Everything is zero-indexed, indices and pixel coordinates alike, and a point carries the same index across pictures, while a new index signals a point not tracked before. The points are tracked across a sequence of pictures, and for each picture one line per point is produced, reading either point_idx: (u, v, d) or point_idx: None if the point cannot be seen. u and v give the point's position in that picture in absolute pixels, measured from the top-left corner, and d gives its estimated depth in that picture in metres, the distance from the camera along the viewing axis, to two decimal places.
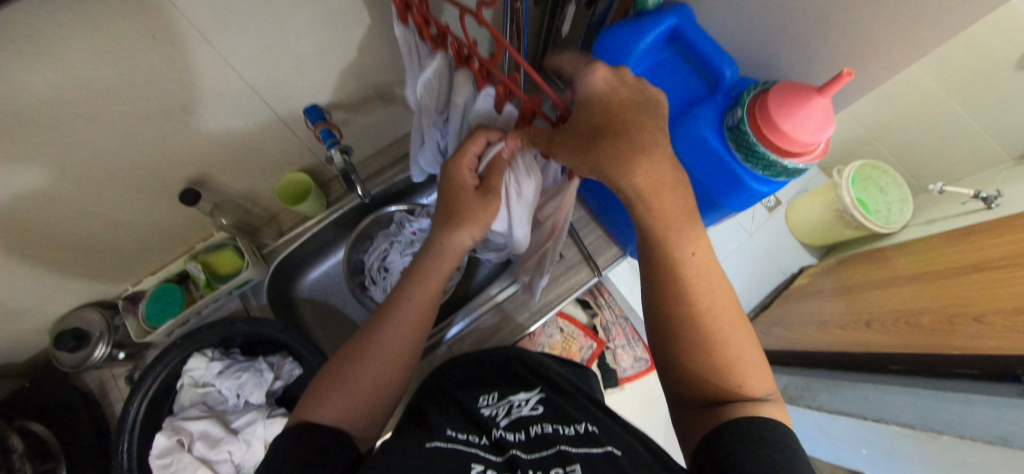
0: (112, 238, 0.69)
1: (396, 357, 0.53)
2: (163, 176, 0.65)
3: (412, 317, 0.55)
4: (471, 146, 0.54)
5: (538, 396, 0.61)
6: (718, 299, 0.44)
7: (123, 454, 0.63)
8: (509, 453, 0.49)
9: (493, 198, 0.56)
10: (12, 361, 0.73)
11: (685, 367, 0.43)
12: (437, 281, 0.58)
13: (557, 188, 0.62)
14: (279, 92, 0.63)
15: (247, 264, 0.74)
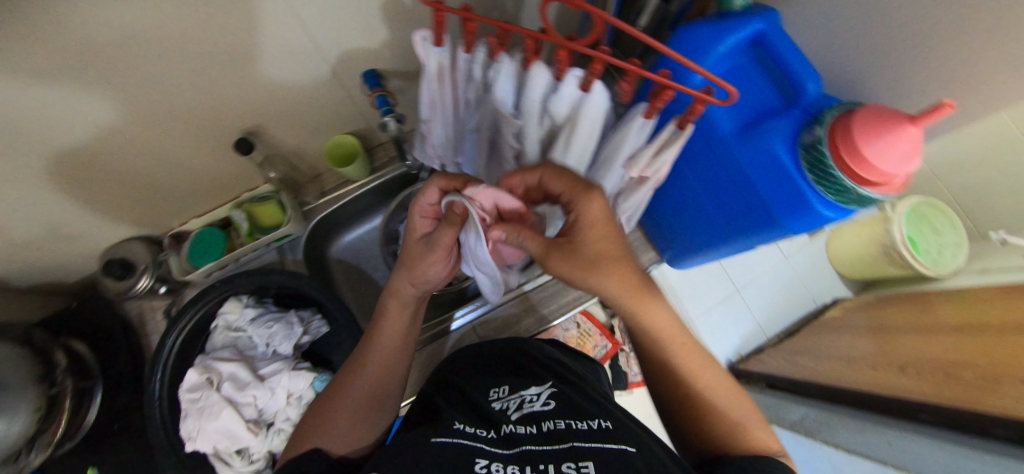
0: (166, 178, 0.71)
1: (366, 394, 0.59)
2: (222, 123, 0.66)
3: (380, 355, 0.61)
4: (424, 196, 0.57)
5: (549, 390, 0.60)
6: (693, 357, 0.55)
7: (155, 384, 0.66)
8: (519, 448, 0.50)
9: (439, 247, 0.59)
10: (61, 280, 0.76)
11: (688, 412, 0.55)
12: (399, 319, 0.63)
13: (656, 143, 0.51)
14: (341, 53, 0.63)
15: (289, 219, 0.75)
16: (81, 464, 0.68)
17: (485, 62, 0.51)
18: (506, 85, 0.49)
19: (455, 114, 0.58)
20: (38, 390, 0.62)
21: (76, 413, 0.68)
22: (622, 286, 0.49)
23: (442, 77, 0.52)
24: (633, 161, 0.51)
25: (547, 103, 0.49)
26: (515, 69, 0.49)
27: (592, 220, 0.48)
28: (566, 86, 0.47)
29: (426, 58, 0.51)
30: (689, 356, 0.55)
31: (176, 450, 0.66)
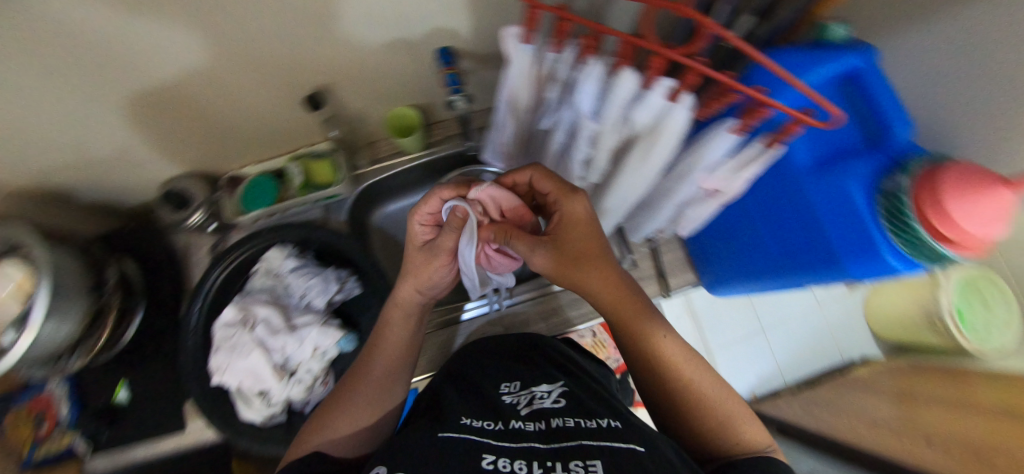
0: (234, 121, 0.73)
1: (372, 400, 0.58)
2: (296, 77, 0.67)
3: (382, 364, 0.61)
4: (424, 206, 0.61)
5: (560, 389, 0.59)
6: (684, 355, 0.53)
7: (194, 314, 0.70)
8: (526, 443, 0.48)
9: (439, 255, 0.62)
10: (122, 200, 0.80)
11: (686, 415, 0.51)
12: (404, 327, 0.64)
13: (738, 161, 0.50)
14: (423, 25, 0.63)
15: (340, 181, 0.78)
16: (113, 377, 0.71)
17: (570, 62, 0.50)
18: (591, 87, 0.49)
19: (533, 109, 0.58)
20: (88, 302, 0.65)
21: (117, 330, 0.70)
22: (607, 288, 0.52)
23: (526, 74, 0.52)
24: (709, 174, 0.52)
25: (628, 110, 0.48)
26: (601, 73, 0.48)
27: (577, 221, 0.53)
28: (651, 97, 0.46)
29: (511, 52, 0.51)
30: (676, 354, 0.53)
31: (204, 379, 0.68)
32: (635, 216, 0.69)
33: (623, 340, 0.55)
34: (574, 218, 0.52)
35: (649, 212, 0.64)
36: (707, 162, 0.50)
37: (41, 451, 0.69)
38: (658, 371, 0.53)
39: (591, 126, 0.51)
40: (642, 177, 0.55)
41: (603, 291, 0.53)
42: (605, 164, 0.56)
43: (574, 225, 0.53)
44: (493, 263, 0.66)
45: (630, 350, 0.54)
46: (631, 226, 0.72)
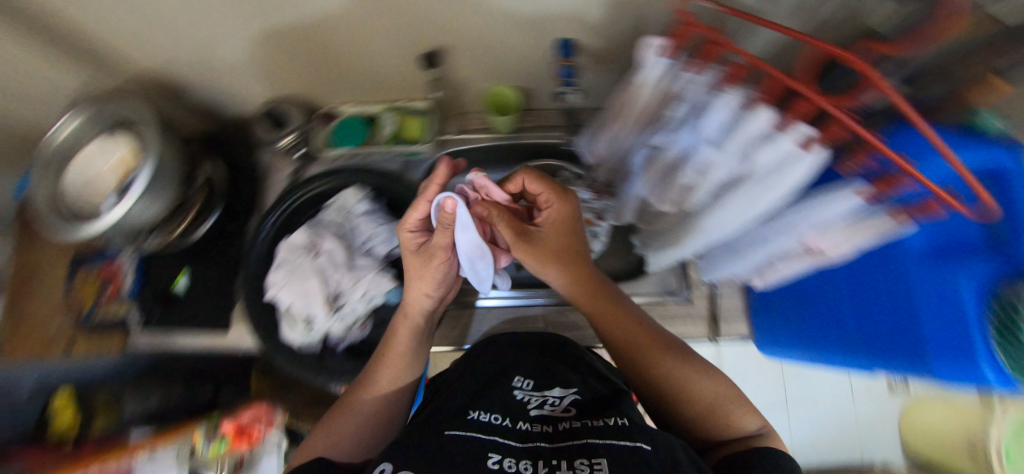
0: (344, 64, 0.72)
1: (378, 410, 0.62)
2: (416, 36, 0.66)
3: (387, 372, 0.63)
4: (414, 213, 0.59)
5: (572, 396, 0.60)
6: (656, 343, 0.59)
7: (264, 227, 0.73)
8: (531, 443, 0.50)
9: (435, 254, 0.60)
10: (219, 109, 0.82)
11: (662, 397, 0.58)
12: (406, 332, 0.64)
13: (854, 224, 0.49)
14: (560, 13, 0.61)
15: (425, 141, 0.79)
16: (177, 266, 0.75)
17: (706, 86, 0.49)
18: (719, 115, 0.48)
19: (648, 122, 0.58)
20: (177, 190, 0.69)
21: (193, 225, 0.73)
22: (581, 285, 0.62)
23: (657, 87, 0.54)
24: (816, 232, 0.51)
25: (752, 148, 0.47)
26: (734, 104, 0.47)
27: (554, 225, 0.61)
28: (782, 141, 0.45)
29: (646, 65, 0.52)
30: (644, 342, 0.60)
31: (258, 292, 0.72)
32: (717, 252, 0.69)
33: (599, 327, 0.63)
34: (557, 219, 0.60)
35: (735, 252, 0.64)
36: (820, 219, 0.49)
37: (99, 313, 0.74)
38: (628, 352, 0.60)
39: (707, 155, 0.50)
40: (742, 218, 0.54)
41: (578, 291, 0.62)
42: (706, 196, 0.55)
43: (553, 228, 0.60)
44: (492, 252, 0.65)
45: (607, 335, 0.62)
46: (706, 265, 0.74)
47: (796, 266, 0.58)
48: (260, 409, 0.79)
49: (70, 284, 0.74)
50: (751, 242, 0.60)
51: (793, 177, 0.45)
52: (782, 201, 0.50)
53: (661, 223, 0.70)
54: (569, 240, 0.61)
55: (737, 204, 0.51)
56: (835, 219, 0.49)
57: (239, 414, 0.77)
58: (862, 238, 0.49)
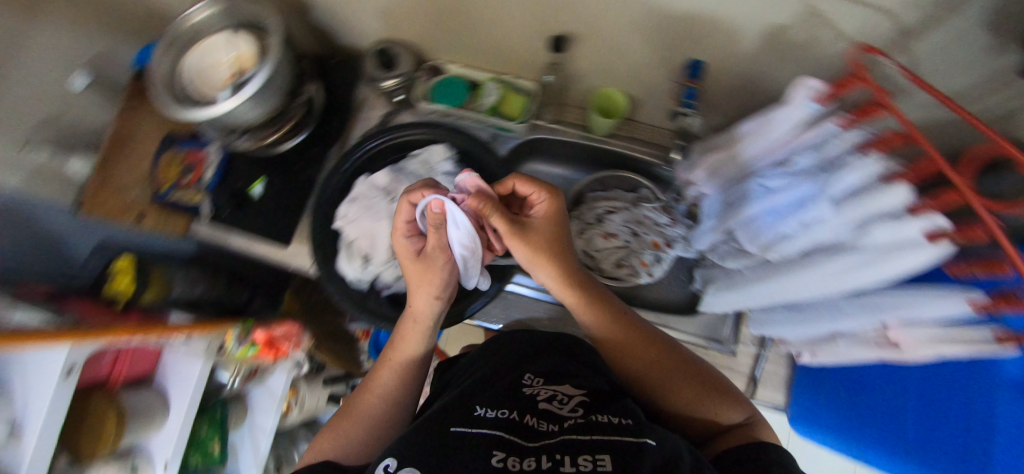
0: (469, 25, 0.72)
1: (383, 414, 0.62)
2: (553, 17, 0.64)
3: (392, 376, 0.64)
4: (401, 214, 0.61)
5: (581, 397, 0.57)
6: (645, 347, 0.64)
7: (349, 160, 0.75)
8: (532, 439, 0.48)
9: (435, 258, 0.62)
10: (334, 35, 0.82)
11: (662, 400, 0.61)
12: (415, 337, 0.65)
13: (938, 332, 0.47)
14: (708, 29, 0.59)
15: (522, 121, 0.78)
16: (258, 170, 0.77)
17: (848, 146, 0.49)
18: (850, 177, 0.47)
19: (767, 162, 0.58)
20: (280, 100, 0.70)
21: (282, 138, 0.74)
22: (569, 288, 0.64)
23: (793, 128, 0.53)
24: (901, 324, 0.49)
25: (871, 222, 0.46)
26: (872, 172, 0.46)
27: (542, 219, 0.63)
28: (908, 225, 0.43)
29: (792, 103, 0.52)
30: (633, 347, 0.64)
31: (327, 217, 0.73)
32: (777, 311, 0.67)
33: (589, 330, 0.66)
34: (549, 217, 0.63)
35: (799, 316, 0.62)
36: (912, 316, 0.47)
37: (175, 194, 0.77)
38: (617, 351, 0.64)
39: (820, 213, 0.50)
40: (825, 287, 0.53)
41: (567, 293, 0.65)
42: (800, 249, 0.55)
43: (541, 223, 0.63)
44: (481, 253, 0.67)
45: (598, 337, 0.65)
46: (759, 318, 0.72)
47: (861, 351, 0.56)
48: (291, 328, 0.83)
49: (157, 160, 0.76)
50: (821, 312, 0.59)
51: (903, 264, 0.44)
52: (879, 283, 0.48)
53: (735, 266, 0.69)
54: (557, 232, 0.63)
55: (829, 269, 0.51)
56: (927, 318, 0.47)
57: (272, 327, 0.81)
58: (951, 345, 0.46)
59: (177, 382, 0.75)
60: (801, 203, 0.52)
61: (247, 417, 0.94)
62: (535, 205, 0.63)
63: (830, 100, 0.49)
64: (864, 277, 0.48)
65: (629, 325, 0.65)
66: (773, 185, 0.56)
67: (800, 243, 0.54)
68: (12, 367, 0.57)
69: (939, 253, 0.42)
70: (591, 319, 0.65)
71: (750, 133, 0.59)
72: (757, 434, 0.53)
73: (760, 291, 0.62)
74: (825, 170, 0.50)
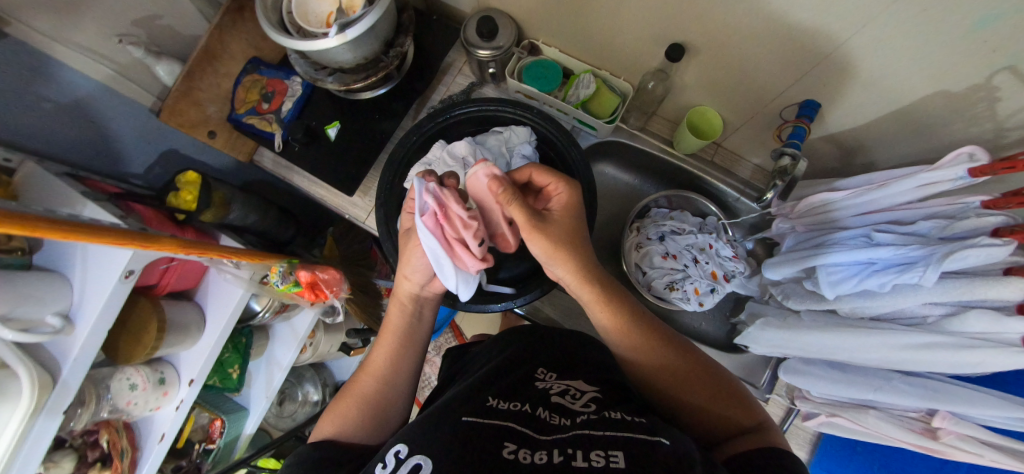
0: (579, 14, 0.69)
1: (378, 390, 0.59)
2: (672, 24, 0.61)
3: (387, 350, 0.62)
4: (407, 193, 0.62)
5: (592, 392, 0.53)
6: (665, 353, 0.57)
7: (430, 123, 0.73)
8: (542, 432, 0.45)
9: (413, 238, 0.60)
10: None
11: (684, 406, 0.55)
12: (406, 307, 0.64)
13: (979, 436, 0.46)
14: (834, 73, 0.57)
15: (609, 121, 0.76)
16: (334, 114, 0.76)
17: (980, 229, 0.48)
18: (971, 258, 0.45)
19: (892, 220, 0.57)
20: (376, 48, 0.68)
21: (366, 87, 0.73)
22: (586, 288, 0.58)
23: (921, 193, 0.52)
24: (952, 417, 0.47)
25: (971, 308, 0.46)
26: (995, 257, 0.45)
27: (563, 208, 0.59)
28: (1014, 322, 0.43)
29: (940, 168, 0.50)
30: (654, 359, 0.57)
31: (395, 176, 0.72)
32: (812, 364, 0.59)
33: (610, 340, 0.60)
34: (570, 207, 0.59)
35: (835, 376, 0.56)
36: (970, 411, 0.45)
37: (251, 118, 0.75)
38: (637, 366, 0.58)
39: (920, 280, 0.49)
40: (885, 352, 0.50)
41: (585, 293, 0.59)
42: (883, 313, 0.54)
43: (561, 211, 0.58)
44: (460, 257, 0.57)
45: (618, 348, 0.60)
46: (792, 363, 0.62)
47: (891, 431, 0.51)
48: (332, 276, 0.83)
49: (240, 81, 0.76)
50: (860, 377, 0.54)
51: (992, 357, 0.44)
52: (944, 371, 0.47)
53: (796, 306, 0.64)
54: (577, 222, 0.59)
55: (895, 337, 0.49)
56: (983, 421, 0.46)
57: (316, 271, 0.80)
58: (1004, 456, 0.44)
59: (215, 305, 0.76)
60: (904, 263, 0.51)
61: (265, 349, 0.94)
62: (557, 193, 0.59)
63: (984, 175, 0.47)
64: (938, 357, 0.46)
65: (643, 333, 0.58)
66: (885, 240, 0.54)
67: (881, 304, 0.53)
68: (75, 252, 0.58)
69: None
70: (609, 325, 0.59)
71: (880, 183, 0.57)
72: (771, 438, 0.49)
73: (806, 340, 0.57)
74: (948, 242, 0.50)
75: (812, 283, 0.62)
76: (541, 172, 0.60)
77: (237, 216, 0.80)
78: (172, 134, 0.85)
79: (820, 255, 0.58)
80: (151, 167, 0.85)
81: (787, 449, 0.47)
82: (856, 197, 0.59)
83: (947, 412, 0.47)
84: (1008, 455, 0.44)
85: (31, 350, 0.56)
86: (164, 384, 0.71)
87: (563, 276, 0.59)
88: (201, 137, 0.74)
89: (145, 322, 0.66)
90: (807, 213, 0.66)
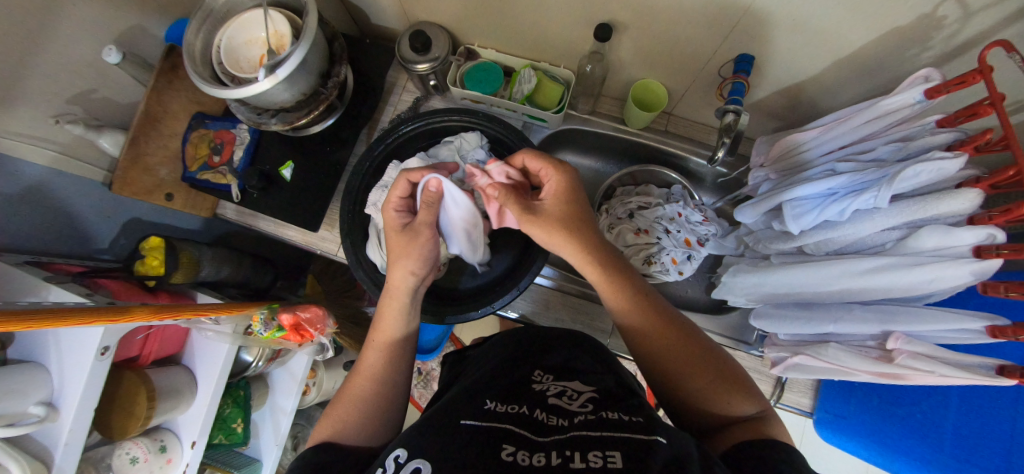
0: (505, 13, 0.69)
1: (373, 394, 0.55)
2: (595, 5, 0.62)
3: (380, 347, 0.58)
4: (395, 190, 0.60)
5: (590, 394, 0.53)
6: (670, 335, 0.54)
7: (381, 145, 0.73)
8: (541, 436, 0.45)
9: (420, 232, 0.59)
10: (365, 15, 0.80)
11: (683, 388, 0.53)
12: (398, 309, 0.59)
13: (929, 351, 0.47)
14: (757, 23, 0.57)
15: (556, 110, 0.76)
16: (286, 154, 0.76)
17: (931, 148, 0.49)
18: (926, 174, 0.46)
19: (850, 151, 0.57)
20: (312, 82, 0.68)
21: (312, 122, 0.73)
22: (590, 269, 0.57)
23: (886, 118, 0.53)
24: (905, 337, 0.48)
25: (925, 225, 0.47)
26: (950, 169, 0.45)
27: (555, 197, 0.59)
28: (962, 233, 0.44)
29: (902, 90, 0.51)
30: (658, 339, 0.54)
31: (356, 203, 0.72)
32: (783, 307, 0.61)
33: (615, 322, 0.58)
34: (564, 192, 0.59)
35: (802, 314, 0.58)
36: (922, 327, 0.47)
37: (205, 174, 0.75)
38: (639, 345, 0.56)
39: (877, 201, 0.49)
40: (850, 281, 0.51)
41: (588, 273, 0.57)
42: (846, 244, 0.55)
43: (553, 198, 0.59)
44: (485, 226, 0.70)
45: (622, 330, 0.57)
46: (762, 309, 0.64)
47: (851, 362, 0.51)
48: (315, 314, 0.83)
49: (187, 139, 0.76)
50: (822, 312, 0.55)
51: (941, 271, 0.45)
52: (905, 293, 0.49)
53: (771, 250, 0.65)
54: (573, 210, 0.58)
55: (857, 264, 0.51)
56: (929, 336, 0.48)
57: (298, 311, 0.81)
58: (953, 369, 0.44)
59: (204, 364, 0.76)
60: (861, 184, 0.52)
61: (267, 398, 0.94)
62: (549, 179, 0.59)
63: (941, 93, 0.48)
64: (894, 278, 0.48)
65: (650, 312, 0.55)
66: (848, 169, 0.54)
67: (843, 232, 0.53)
68: (47, 340, 0.57)
69: (986, 268, 0.43)
70: (616, 304, 0.57)
71: (845, 119, 0.57)
72: (772, 431, 0.47)
73: (781, 276, 0.59)
74: (904, 162, 0.50)
75: (779, 223, 0.62)
76: (535, 158, 0.59)
77: (209, 272, 0.80)
78: (131, 202, 0.85)
79: (786, 190, 0.58)
80: (115, 239, 0.85)
81: (786, 442, 0.45)
82: (828, 133, 0.58)
83: (899, 333, 0.48)
84: (955, 367, 0.45)
85: (20, 444, 0.56)
86: (166, 451, 0.71)
87: (568, 259, 0.59)
88: (159, 201, 0.74)
89: (133, 394, 0.66)
90: (781, 158, 0.65)
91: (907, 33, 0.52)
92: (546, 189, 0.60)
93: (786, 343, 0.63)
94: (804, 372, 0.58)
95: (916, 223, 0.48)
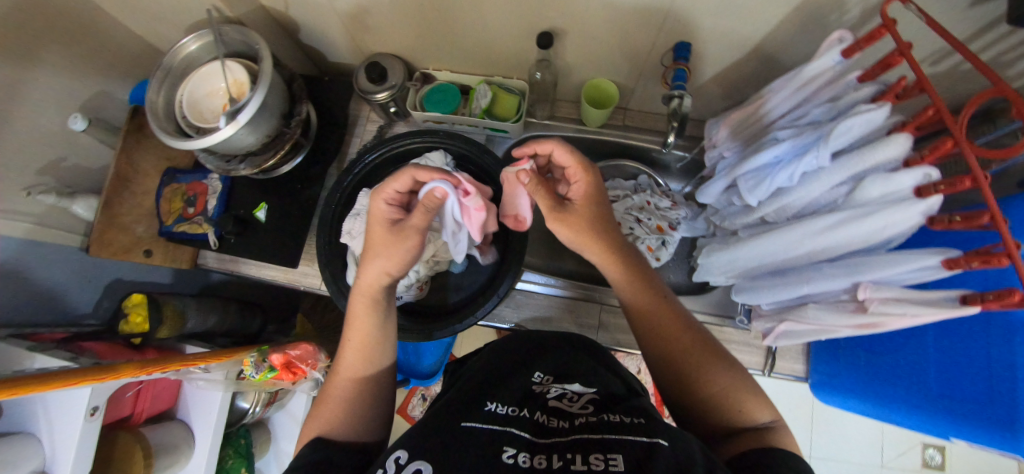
0: (451, 34, 0.72)
1: (361, 389, 0.55)
2: (534, 16, 0.65)
3: (356, 338, 0.56)
4: (394, 183, 0.57)
5: (591, 395, 0.54)
6: (687, 334, 0.55)
7: (349, 176, 0.75)
8: (540, 438, 0.45)
9: (407, 236, 0.56)
10: (321, 54, 0.83)
11: (697, 392, 0.52)
12: (363, 323, 0.57)
13: (899, 293, 0.47)
14: (685, 13, 0.61)
15: (515, 119, 0.79)
16: (258, 197, 0.78)
17: (858, 102, 0.52)
18: (857, 127, 0.49)
19: (786, 119, 0.59)
20: (275, 123, 0.69)
21: (280, 162, 0.74)
22: (615, 267, 0.59)
23: (813, 82, 0.55)
24: (873, 286, 0.49)
25: (867, 175, 0.49)
26: (877, 121, 0.48)
27: (583, 195, 0.60)
28: (903, 176, 0.46)
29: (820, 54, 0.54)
30: (680, 340, 0.55)
31: (332, 234, 0.73)
32: (762, 279, 0.63)
33: (632, 321, 0.59)
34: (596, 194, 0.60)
35: (775, 281, 0.60)
36: (886, 274, 0.48)
37: (181, 226, 0.77)
38: (659, 345, 0.56)
39: (819, 161, 0.52)
40: (813, 241, 0.54)
41: (613, 271, 0.59)
42: (801, 207, 0.57)
43: (583, 197, 0.59)
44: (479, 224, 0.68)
45: (641, 330, 0.58)
46: (741, 284, 0.67)
47: (831, 319, 0.53)
48: (305, 350, 0.81)
49: (160, 195, 0.78)
50: (795, 277, 0.57)
51: (891, 216, 0.47)
52: (864, 243, 0.51)
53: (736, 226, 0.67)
54: (603, 210, 0.59)
55: (816, 224, 0.53)
56: (895, 280, 0.49)
57: (288, 349, 0.78)
58: (922, 308, 0.45)
59: (199, 414, 0.76)
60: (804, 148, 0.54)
61: (270, 445, 0.94)
62: (580, 178, 0.59)
63: (856, 52, 0.51)
64: (850, 231, 0.50)
65: (667, 313, 0.56)
66: (789, 135, 0.57)
67: (795, 196, 0.55)
68: (35, 410, 0.57)
69: (930, 205, 0.45)
70: (637, 300, 0.58)
71: (776, 89, 0.60)
72: (774, 440, 0.47)
73: (751, 248, 0.61)
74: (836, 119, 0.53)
75: (738, 199, 0.65)
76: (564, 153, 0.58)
77: (195, 323, 0.81)
78: (111, 264, 0.86)
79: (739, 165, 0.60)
80: (99, 302, 0.85)
81: (788, 451, 0.44)
82: (766, 106, 0.61)
83: (868, 282, 0.50)
84: (924, 305, 0.45)
85: None
86: None
87: (592, 260, 0.60)
88: (138, 258, 0.75)
89: (129, 456, 0.65)
90: (731, 136, 0.68)
91: (822, 1, 0.56)
92: (583, 189, 0.60)
93: (771, 313, 0.64)
94: (796, 338, 0.59)
95: (858, 176, 0.51)
